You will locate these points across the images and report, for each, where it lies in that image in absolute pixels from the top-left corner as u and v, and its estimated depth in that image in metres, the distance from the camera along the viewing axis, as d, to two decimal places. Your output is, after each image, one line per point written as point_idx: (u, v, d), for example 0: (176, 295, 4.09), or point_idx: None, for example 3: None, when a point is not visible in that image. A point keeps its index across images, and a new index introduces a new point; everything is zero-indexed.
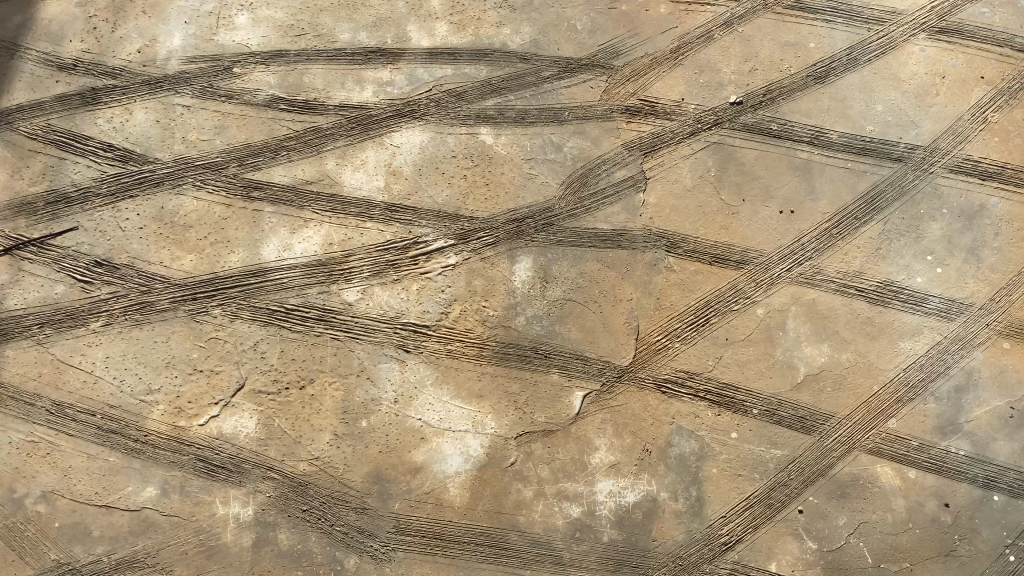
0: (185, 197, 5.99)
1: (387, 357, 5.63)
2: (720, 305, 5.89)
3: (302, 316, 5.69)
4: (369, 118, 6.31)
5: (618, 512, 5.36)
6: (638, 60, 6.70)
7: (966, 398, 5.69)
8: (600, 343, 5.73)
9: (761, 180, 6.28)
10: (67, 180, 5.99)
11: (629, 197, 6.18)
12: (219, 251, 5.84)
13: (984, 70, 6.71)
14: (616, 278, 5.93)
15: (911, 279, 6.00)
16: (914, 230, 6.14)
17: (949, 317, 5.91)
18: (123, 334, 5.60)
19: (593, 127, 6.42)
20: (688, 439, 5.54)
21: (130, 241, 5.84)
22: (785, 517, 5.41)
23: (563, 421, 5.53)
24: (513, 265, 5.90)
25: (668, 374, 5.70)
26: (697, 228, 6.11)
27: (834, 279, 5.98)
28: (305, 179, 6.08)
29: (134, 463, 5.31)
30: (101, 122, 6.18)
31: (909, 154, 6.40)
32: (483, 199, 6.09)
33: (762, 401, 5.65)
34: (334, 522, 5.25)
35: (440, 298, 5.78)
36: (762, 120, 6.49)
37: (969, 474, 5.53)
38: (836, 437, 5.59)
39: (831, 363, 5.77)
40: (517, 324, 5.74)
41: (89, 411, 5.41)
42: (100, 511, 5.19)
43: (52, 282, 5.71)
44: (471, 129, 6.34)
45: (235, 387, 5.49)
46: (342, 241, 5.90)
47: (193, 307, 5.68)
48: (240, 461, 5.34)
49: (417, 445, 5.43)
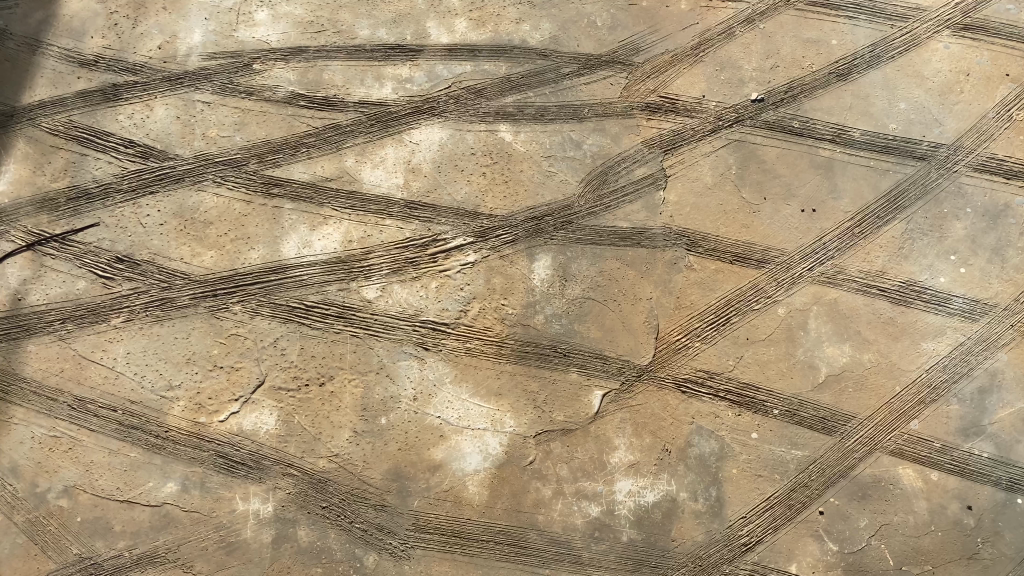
0: (205, 194, 6.01)
1: (406, 354, 5.63)
2: (740, 304, 5.86)
3: (321, 313, 5.70)
4: (388, 114, 6.31)
5: (637, 511, 5.34)
6: (658, 57, 6.66)
7: (989, 399, 5.64)
8: (619, 342, 5.71)
9: (782, 178, 6.23)
10: (88, 176, 6.02)
11: (649, 195, 6.14)
12: (239, 247, 5.85)
13: (1010, 67, 6.63)
14: (636, 276, 5.90)
15: (934, 279, 5.94)
16: (937, 229, 6.08)
17: (972, 317, 5.85)
18: (144, 330, 5.63)
19: (613, 124, 6.39)
20: (707, 439, 5.51)
21: (150, 237, 5.86)
22: (806, 518, 5.37)
23: (582, 420, 5.52)
24: (532, 263, 5.89)
25: (688, 374, 5.67)
26: (718, 227, 6.07)
27: (856, 279, 5.93)
28: (324, 175, 6.08)
29: (155, 459, 5.33)
30: (121, 118, 6.20)
31: (932, 152, 6.33)
32: (503, 197, 6.08)
33: (782, 402, 5.62)
34: (353, 519, 5.26)
35: (459, 296, 5.77)
36: (783, 118, 6.44)
37: (992, 477, 5.47)
38: (858, 438, 5.55)
39: (852, 363, 5.72)
40: (536, 323, 5.72)
41: (110, 406, 5.44)
42: (121, 506, 5.22)
43: (74, 277, 5.74)
44: (490, 126, 6.32)
45: (255, 384, 5.50)
46: (362, 239, 5.90)
47: (214, 303, 5.70)
48: (260, 457, 5.36)
49: (436, 443, 5.42)
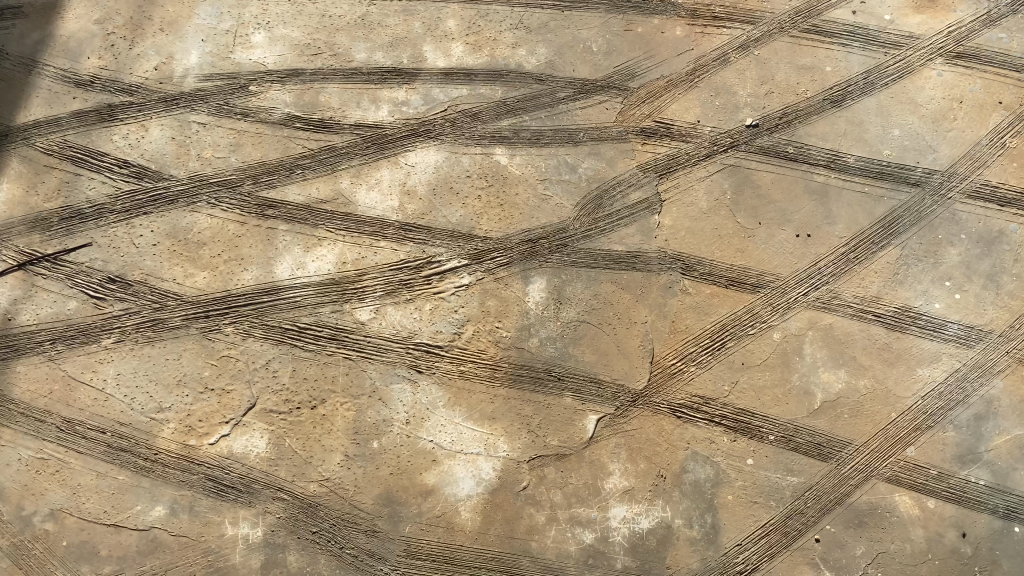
0: (199, 214, 5.98)
1: (399, 377, 5.58)
2: (735, 328, 5.83)
3: (314, 335, 5.66)
4: (383, 137, 6.30)
5: (632, 538, 5.28)
6: (653, 82, 6.68)
7: (985, 426, 5.61)
8: (614, 366, 5.68)
9: (777, 204, 6.24)
10: (81, 197, 5.99)
11: (644, 219, 6.14)
12: (232, 268, 5.82)
13: (1002, 95, 6.66)
14: (631, 300, 5.88)
15: (929, 305, 5.93)
16: (932, 255, 6.08)
17: (968, 343, 5.83)
18: (135, 351, 5.58)
19: (608, 148, 6.39)
20: (703, 465, 5.46)
21: (143, 258, 5.82)
22: (802, 545, 5.32)
23: (577, 445, 5.47)
24: (527, 285, 5.86)
25: (684, 399, 5.63)
26: (713, 251, 6.06)
27: (852, 304, 5.92)
28: (319, 197, 6.06)
29: (143, 482, 5.26)
30: (116, 139, 6.19)
31: (927, 179, 6.35)
32: (497, 219, 6.06)
33: (778, 427, 5.58)
34: (344, 544, 5.19)
35: (453, 318, 5.74)
36: (778, 143, 6.46)
37: (989, 505, 5.43)
38: (854, 465, 5.51)
39: (848, 389, 5.69)
40: (531, 346, 5.69)
41: (99, 428, 5.37)
42: (108, 530, 5.14)
43: (65, 298, 5.70)
44: (486, 148, 6.33)
45: (246, 406, 5.45)
46: (356, 260, 5.87)
47: (206, 325, 5.66)
48: (250, 481, 5.29)
49: (428, 467, 5.37)
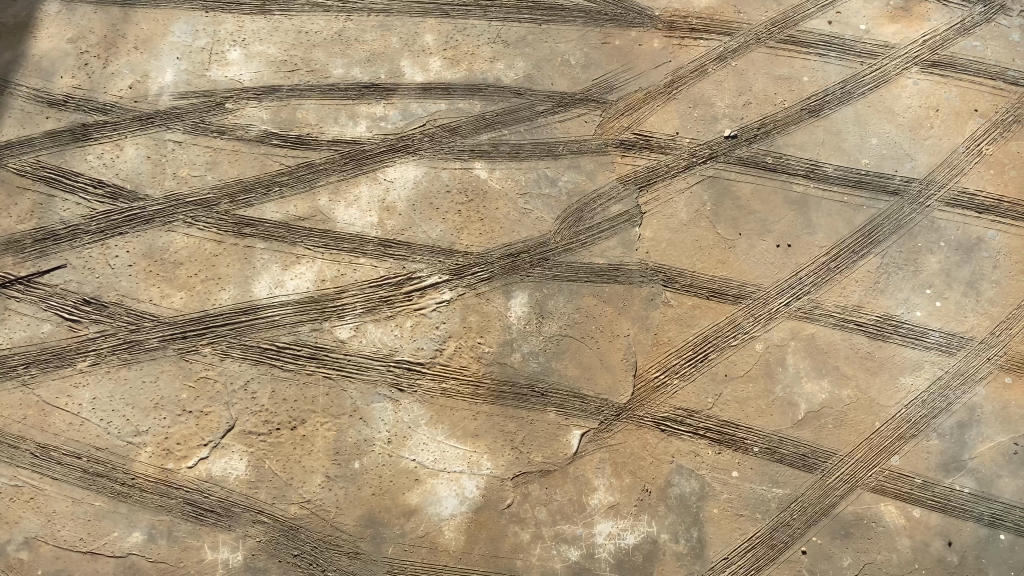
0: (175, 234, 5.91)
1: (380, 396, 5.52)
2: (718, 340, 5.82)
3: (293, 354, 5.59)
4: (362, 152, 6.26)
5: (618, 554, 5.23)
6: (632, 94, 6.68)
7: (969, 434, 5.61)
8: (597, 380, 5.64)
9: (757, 214, 6.24)
10: (55, 218, 5.91)
11: (624, 232, 6.11)
12: (209, 288, 5.75)
13: (978, 102, 6.71)
14: (613, 313, 5.85)
15: (910, 313, 5.94)
16: (912, 263, 6.10)
17: (949, 351, 5.84)
18: (111, 374, 5.49)
19: (588, 161, 6.38)
20: (688, 479, 5.43)
21: (118, 279, 5.74)
22: (789, 558, 5.28)
23: (561, 460, 5.42)
24: (508, 300, 5.82)
25: (667, 412, 5.60)
26: (694, 262, 6.05)
27: (833, 314, 5.92)
28: (297, 215, 6.00)
29: (120, 507, 5.16)
30: (91, 158, 6.11)
31: (905, 187, 6.37)
32: (478, 234, 6.02)
33: (762, 439, 5.56)
34: (325, 567, 5.11)
35: (435, 335, 5.69)
36: (757, 153, 6.47)
37: (974, 512, 5.43)
38: (839, 475, 5.49)
39: (832, 399, 5.68)
40: (513, 361, 5.65)
41: (74, 453, 5.27)
42: (84, 558, 5.04)
43: (39, 321, 5.61)
44: (465, 163, 6.29)
45: (225, 428, 5.37)
46: (335, 278, 5.82)
47: (183, 346, 5.58)
48: (230, 504, 5.20)
49: (411, 487, 5.30)
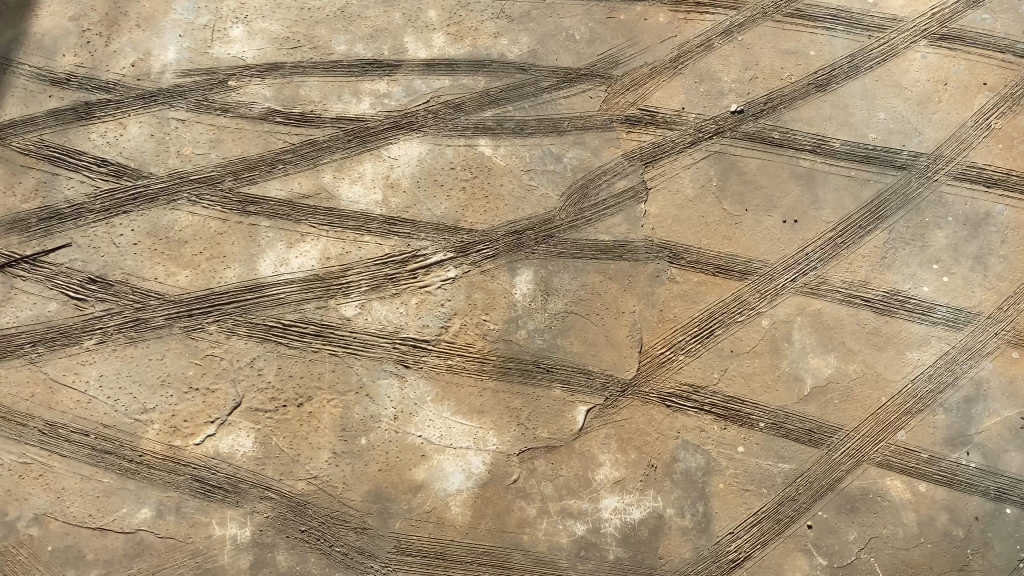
0: (179, 212, 5.90)
1: (385, 373, 5.53)
2: (724, 316, 5.80)
3: (299, 331, 5.60)
4: (365, 130, 6.23)
5: (624, 529, 5.25)
6: (637, 70, 6.62)
7: (975, 408, 5.60)
8: (603, 357, 5.64)
9: (763, 190, 6.20)
10: (60, 196, 5.90)
11: (630, 208, 6.09)
12: (215, 266, 5.75)
13: (987, 76, 6.64)
14: (618, 290, 5.83)
15: (917, 288, 5.92)
16: (919, 238, 6.06)
17: (957, 326, 5.82)
18: (117, 352, 5.50)
19: (593, 137, 6.34)
20: (694, 454, 5.44)
21: (124, 257, 5.74)
22: (794, 532, 5.30)
23: (567, 436, 5.43)
24: (514, 277, 5.81)
25: (673, 388, 5.60)
26: (700, 238, 6.02)
27: (840, 289, 5.89)
28: (301, 192, 5.99)
29: (128, 484, 5.19)
30: (94, 137, 6.10)
31: (913, 162, 6.32)
32: (483, 211, 6.00)
33: (768, 414, 5.56)
34: (333, 543, 5.14)
35: (440, 312, 5.68)
36: (764, 129, 6.42)
37: (980, 487, 5.43)
38: (845, 450, 5.49)
39: (838, 374, 5.68)
40: (518, 338, 5.65)
41: (82, 431, 5.29)
42: (94, 534, 5.07)
43: (45, 300, 5.61)
44: (469, 140, 6.26)
45: (231, 405, 5.38)
46: (340, 255, 5.81)
47: (189, 324, 5.58)
48: (237, 481, 5.23)
49: (417, 463, 5.32)
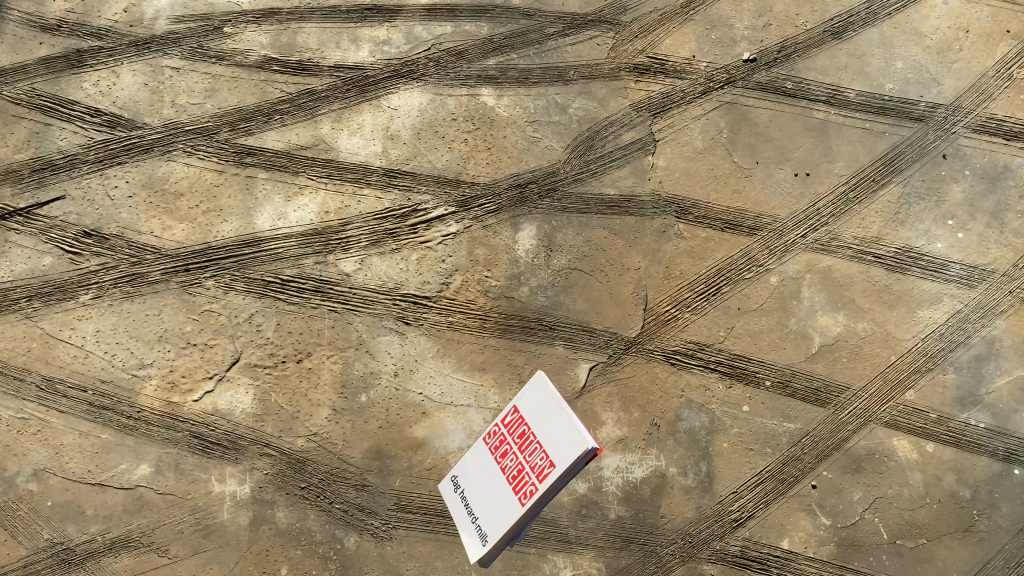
0: (175, 163, 5.76)
1: (386, 330, 5.44)
2: (731, 273, 5.66)
3: (298, 287, 5.48)
4: (364, 79, 6.04)
5: (625, 488, 5.23)
6: (646, 16, 6.37)
7: (987, 367, 5.49)
8: (607, 315, 5.53)
9: (775, 142, 6.01)
10: (52, 147, 5.76)
11: (636, 161, 5.91)
12: (211, 220, 5.63)
13: (1011, 23, 6.36)
14: (624, 246, 5.69)
15: (930, 244, 5.76)
16: (934, 193, 5.88)
17: (970, 284, 5.68)
18: (113, 307, 5.42)
19: (600, 87, 6.13)
20: (698, 413, 5.38)
21: (119, 210, 5.62)
22: (799, 492, 5.26)
23: (570, 394, 5.37)
24: (516, 232, 5.67)
25: (678, 345, 5.50)
26: (708, 192, 5.86)
27: (851, 245, 5.74)
28: (299, 144, 5.83)
29: (127, 440, 5.15)
30: (87, 85, 5.93)
31: (930, 114, 6.09)
32: (485, 164, 5.84)
33: (774, 373, 5.47)
34: (332, 500, 5.12)
35: (441, 269, 5.56)
36: (776, 79, 6.19)
37: (989, 447, 5.35)
38: (852, 409, 5.41)
39: (846, 333, 5.57)
40: (520, 295, 5.54)
41: (80, 386, 5.24)
42: (94, 490, 5.04)
43: (41, 253, 5.51)
44: (471, 89, 6.06)
45: (230, 361, 5.32)
46: (339, 209, 5.67)
47: (186, 278, 5.49)
48: (236, 437, 5.19)
49: (417, 420, 5.28)
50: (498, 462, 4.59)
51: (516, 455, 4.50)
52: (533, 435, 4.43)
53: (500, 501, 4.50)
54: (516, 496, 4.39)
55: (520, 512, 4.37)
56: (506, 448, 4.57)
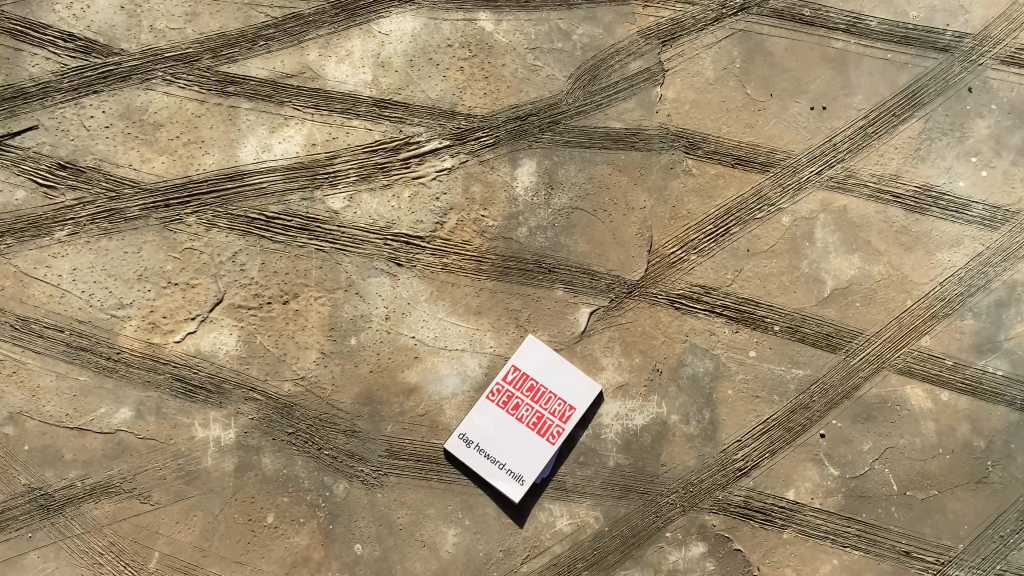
0: (154, 93, 5.32)
1: (377, 270, 5.18)
2: (741, 212, 5.36)
3: (284, 225, 5.20)
4: (354, 2, 5.47)
5: (625, 435, 5.08)
6: None
7: (1007, 313, 5.25)
8: (609, 256, 5.26)
9: (790, 73, 5.57)
10: (23, 75, 5.26)
11: (644, 92, 5.49)
12: (192, 152, 5.26)
13: None
14: (628, 183, 5.38)
15: (952, 183, 5.43)
16: (958, 128, 5.51)
17: (993, 225, 5.37)
18: (90, 244, 5.12)
19: (606, 12, 5.57)
20: (702, 359, 5.17)
21: (94, 141, 5.23)
22: (806, 441, 5.11)
23: (569, 339, 5.17)
24: (514, 168, 5.34)
25: (683, 289, 5.25)
26: (719, 125, 5.48)
27: (868, 184, 5.41)
28: (285, 72, 5.38)
29: (106, 383, 4.95)
30: (59, 8, 5.34)
31: (956, 44, 5.60)
32: (482, 94, 5.43)
33: (783, 317, 5.23)
34: (321, 446, 4.98)
35: (435, 207, 5.27)
36: (794, 4, 5.63)
37: (1005, 396, 5.16)
38: (865, 356, 5.19)
39: (861, 276, 5.29)
40: (518, 235, 5.25)
41: (57, 326, 5.01)
42: (72, 434, 4.89)
43: (12, 186, 5.16)
44: (468, 14, 5.53)
45: (213, 302, 5.08)
46: (326, 142, 5.31)
47: (166, 215, 5.17)
48: (220, 381, 5.00)
49: (410, 364, 5.09)
50: (510, 415, 4.93)
51: (530, 405, 4.95)
52: (542, 385, 4.99)
53: (524, 450, 4.90)
54: (543, 440, 4.90)
55: (549, 455, 4.90)
56: (517, 401, 4.95)
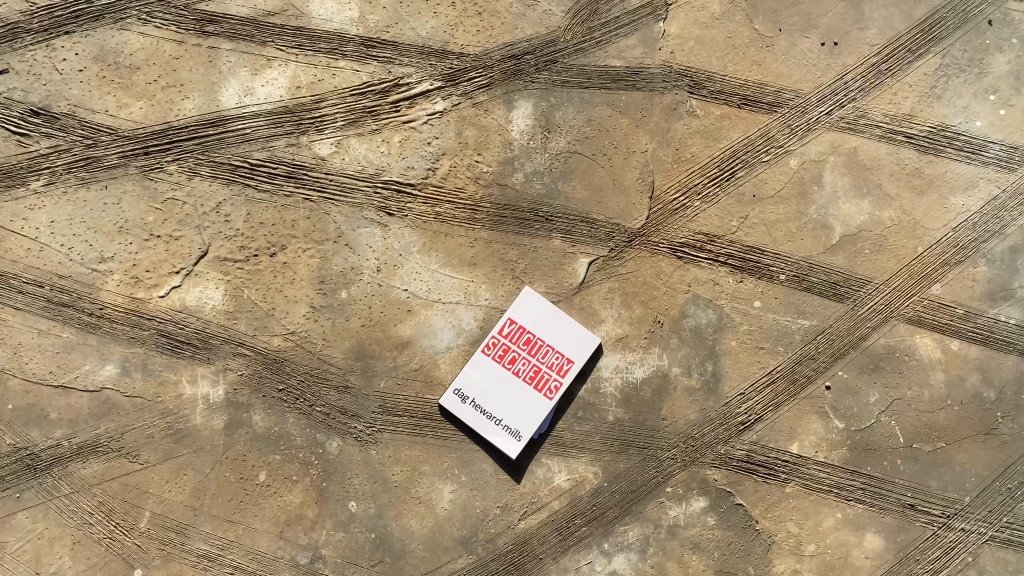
0: (129, 33, 5.03)
1: (367, 221, 4.97)
2: (747, 156, 5.13)
3: (269, 173, 4.97)
4: None
5: (625, 389, 4.95)
6: None
7: (1021, 260, 5.06)
8: (608, 203, 5.04)
9: (801, 6, 5.25)
10: None
11: (646, 28, 5.20)
12: (171, 96, 5.00)
13: None
14: (629, 126, 5.13)
15: (969, 123, 5.18)
16: (977, 64, 5.23)
17: (1010, 167, 5.14)
18: (68, 195, 4.90)
19: None
20: (704, 310, 5.01)
21: (68, 85, 4.96)
22: (810, 394, 4.98)
23: (566, 290, 5.00)
24: (510, 111, 5.09)
25: (685, 237, 5.05)
26: (725, 63, 5.20)
27: (880, 124, 5.16)
28: (266, 9, 5.07)
29: (89, 339, 4.80)
30: None
31: None
32: (475, 32, 5.13)
33: (790, 266, 5.04)
34: (313, 403, 4.86)
35: (427, 153, 5.04)
36: None
37: (1016, 346, 5.02)
38: (873, 305, 5.02)
39: (871, 222, 5.08)
40: (514, 182, 5.03)
41: (36, 282, 4.82)
42: (57, 392, 4.76)
43: None
44: None
45: (198, 255, 4.89)
46: (312, 84, 5.04)
47: (146, 163, 4.94)
48: (208, 337, 4.85)
49: (404, 318, 4.93)
50: (507, 369, 4.79)
51: (526, 359, 4.80)
52: (539, 339, 4.83)
53: (521, 405, 4.77)
54: (540, 395, 4.77)
55: (546, 410, 4.78)
56: (514, 355, 4.80)
